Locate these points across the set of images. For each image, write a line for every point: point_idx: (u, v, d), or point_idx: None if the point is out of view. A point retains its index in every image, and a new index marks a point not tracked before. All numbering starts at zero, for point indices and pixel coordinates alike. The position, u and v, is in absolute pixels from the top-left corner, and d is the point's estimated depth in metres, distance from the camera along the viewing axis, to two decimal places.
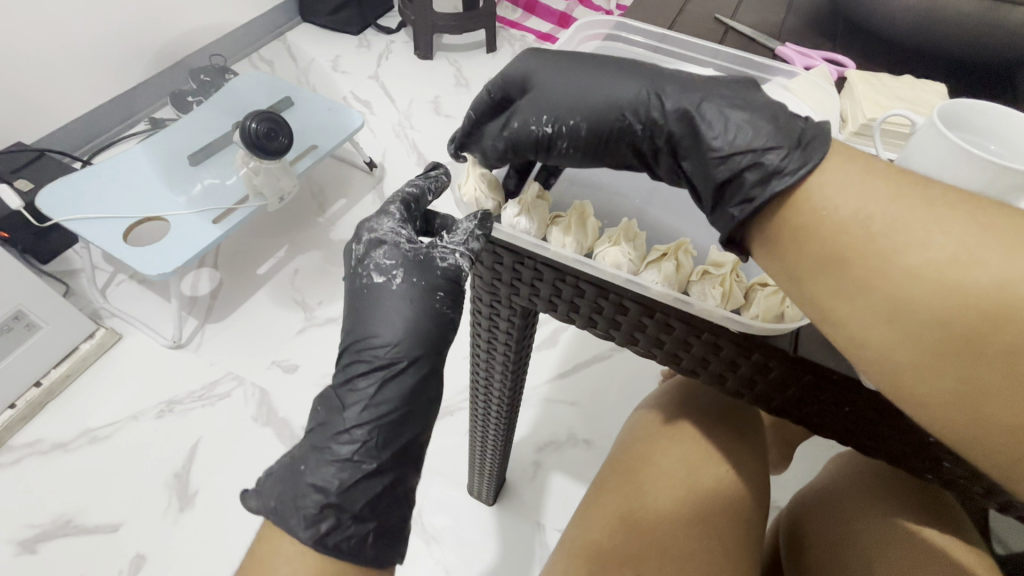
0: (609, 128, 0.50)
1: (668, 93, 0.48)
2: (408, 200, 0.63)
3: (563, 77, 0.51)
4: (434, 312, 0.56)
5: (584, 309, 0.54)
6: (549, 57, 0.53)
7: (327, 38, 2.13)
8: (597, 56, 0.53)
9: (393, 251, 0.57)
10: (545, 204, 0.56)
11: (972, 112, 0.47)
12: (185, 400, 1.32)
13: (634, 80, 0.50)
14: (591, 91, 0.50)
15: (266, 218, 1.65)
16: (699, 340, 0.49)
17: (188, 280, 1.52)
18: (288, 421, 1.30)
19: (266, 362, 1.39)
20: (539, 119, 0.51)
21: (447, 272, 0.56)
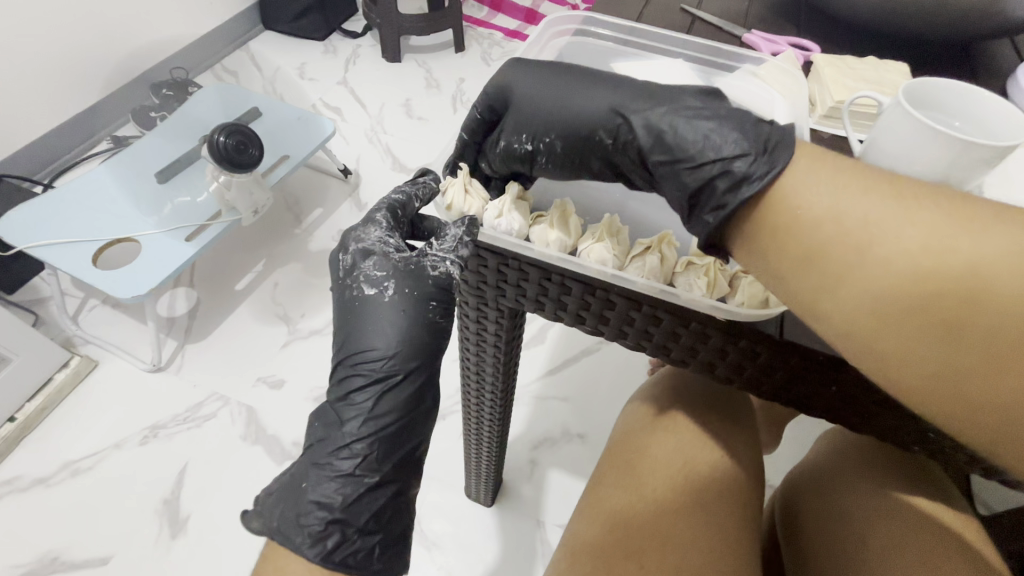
0: (586, 146, 0.51)
1: (633, 104, 0.49)
2: (394, 207, 0.61)
3: (537, 94, 0.51)
4: (426, 324, 0.55)
5: (573, 309, 0.54)
6: (533, 65, 0.53)
7: (292, 45, 2.10)
8: (568, 73, 0.52)
9: (383, 263, 0.56)
10: (525, 205, 0.56)
11: (937, 91, 0.48)
12: (170, 424, 1.29)
13: (601, 97, 0.50)
14: (564, 105, 0.51)
15: (242, 232, 1.62)
16: (686, 330, 0.50)
17: (164, 301, 1.48)
18: (279, 438, 1.28)
19: (251, 379, 1.36)
20: (518, 138, 0.52)
21: (439, 281, 0.55)
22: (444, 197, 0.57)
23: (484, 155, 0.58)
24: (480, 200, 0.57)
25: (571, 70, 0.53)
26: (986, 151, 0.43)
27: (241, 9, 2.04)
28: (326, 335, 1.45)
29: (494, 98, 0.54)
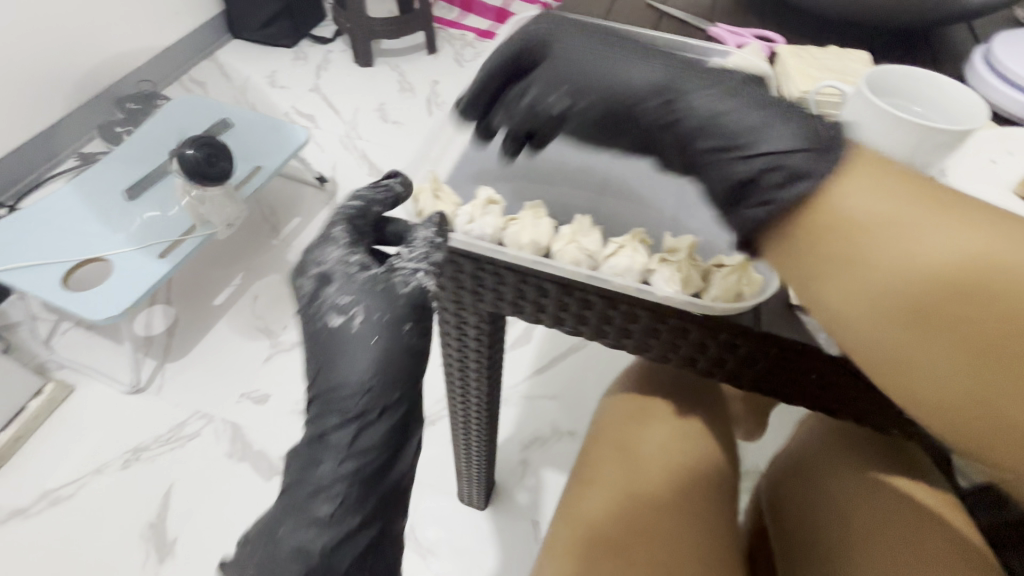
0: (619, 118, 0.48)
1: (683, 91, 0.44)
2: (353, 222, 0.59)
3: (578, 58, 0.48)
4: (401, 348, 0.52)
5: (551, 311, 0.54)
6: (590, 32, 0.49)
7: (262, 53, 2.06)
8: (624, 42, 0.48)
9: (343, 283, 0.54)
10: (497, 208, 0.56)
11: (897, 77, 0.49)
12: (153, 446, 1.26)
13: (647, 78, 0.45)
14: (605, 74, 0.47)
15: (218, 245, 1.59)
16: (665, 326, 0.50)
17: (140, 320, 1.44)
18: (266, 453, 1.26)
19: (235, 395, 1.34)
20: (552, 93, 0.49)
21: (410, 295, 0.53)
22: (419, 202, 0.58)
23: (504, 103, 0.54)
24: (454, 205, 0.57)
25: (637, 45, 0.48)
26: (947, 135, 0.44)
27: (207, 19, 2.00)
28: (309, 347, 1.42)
29: (528, 48, 0.51)
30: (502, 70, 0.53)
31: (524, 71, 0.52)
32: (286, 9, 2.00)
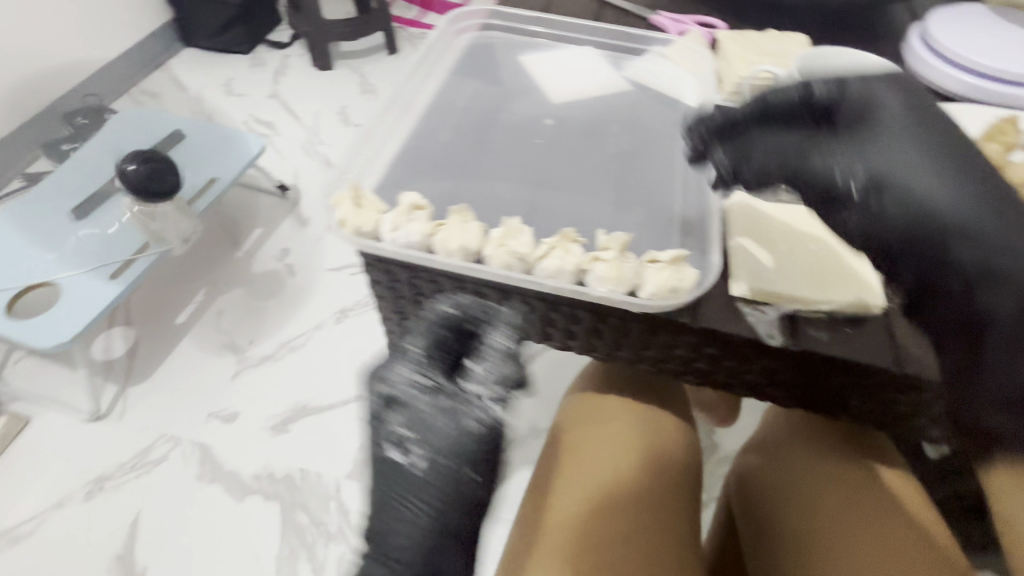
0: (908, 231, 0.41)
1: (999, 220, 0.38)
2: (439, 335, 0.49)
3: (906, 137, 0.43)
4: (461, 486, 0.46)
5: (494, 312, 0.53)
6: (919, 109, 0.43)
7: (217, 61, 2.00)
8: (941, 139, 0.42)
9: (422, 418, 0.46)
10: (423, 215, 0.52)
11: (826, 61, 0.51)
12: (117, 474, 1.21)
13: (961, 192, 0.39)
14: (909, 168, 0.41)
15: (178, 261, 1.54)
16: (605, 324, 0.51)
17: (99, 344, 1.39)
18: (237, 474, 1.22)
19: (202, 415, 1.29)
20: (847, 170, 0.44)
21: (474, 433, 0.46)
22: (338, 210, 0.52)
23: (747, 139, 0.50)
24: (377, 212, 0.52)
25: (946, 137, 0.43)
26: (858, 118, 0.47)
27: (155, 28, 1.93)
28: (278, 361, 1.38)
29: (838, 98, 0.47)
30: (792, 108, 0.49)
31: (819, 114, 0.48)
32: (239, 15, 1.94)
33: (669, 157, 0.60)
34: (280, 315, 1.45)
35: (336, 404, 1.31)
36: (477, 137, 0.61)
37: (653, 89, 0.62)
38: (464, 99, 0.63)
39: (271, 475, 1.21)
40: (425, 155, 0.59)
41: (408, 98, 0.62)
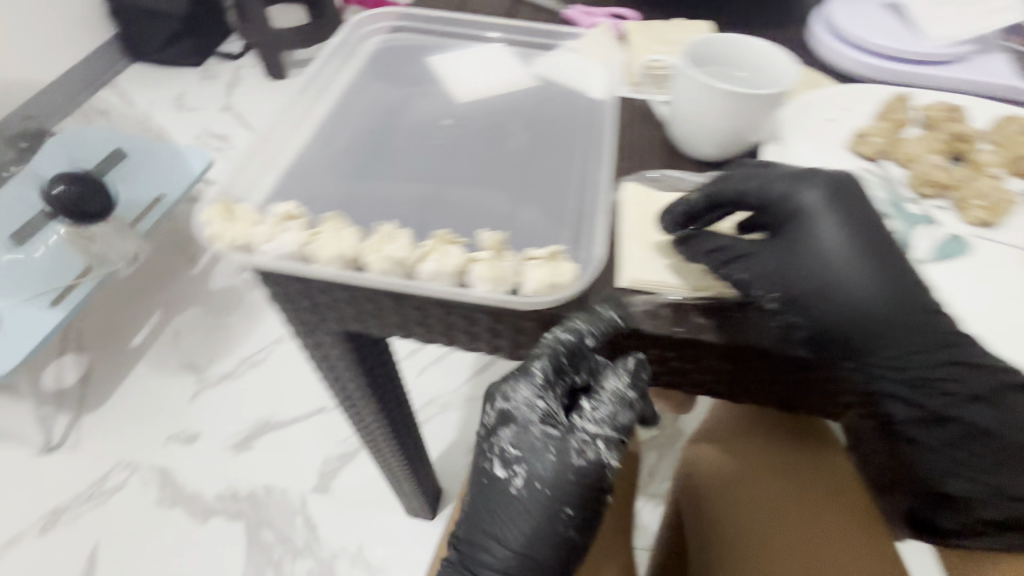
0: (827, 354, 0.39)
1: (906, 345, 0.39)
2: (561, 359, 0.40)
3: (840, 251, 0.39)
4: (561, 535, 0.41)
5: (396, 322, 0.45)
6: (848, 221, 0.39)
7: (166, 79, 1.88)
8: (884, 261, 0.39)
9: (531, 453, 0.40)
10: (239, 213, 0.39)
11: (718, 46, 0.47)
12: (72, 505, 1.16)
13: (880, 321, 0.38)
14: (841, 288, 0.38)
15: (127, 282, 1.46)
16: (503, 325, 0.43)
17: (49, 372, 1.30)
18: (200, 495, 1.16)
19: (161, 437, 1.23)
20: (768, 291, 0.39)
21: (581, 475, 0.40)
22: (205, 226, 0.39)
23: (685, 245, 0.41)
24: (251, 225, 0.39)
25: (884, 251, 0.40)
26: (762, 99, 0.44)
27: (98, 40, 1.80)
28: (238, 378, 1.32)
29: (774, 207, 0.40)
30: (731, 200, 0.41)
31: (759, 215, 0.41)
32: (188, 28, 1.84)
33: (581, 140, 0.53)
34: (240, 330, 1.39)
35: (301, 416, 1.25)
36: (369, 137, 0.53)
37: (560, 85, 0.59)
38: (361, 104, 0.56)
39: (235, 494, 1.16)
40: (307, 164, 0.50)
41: (294, 115, 0.53)
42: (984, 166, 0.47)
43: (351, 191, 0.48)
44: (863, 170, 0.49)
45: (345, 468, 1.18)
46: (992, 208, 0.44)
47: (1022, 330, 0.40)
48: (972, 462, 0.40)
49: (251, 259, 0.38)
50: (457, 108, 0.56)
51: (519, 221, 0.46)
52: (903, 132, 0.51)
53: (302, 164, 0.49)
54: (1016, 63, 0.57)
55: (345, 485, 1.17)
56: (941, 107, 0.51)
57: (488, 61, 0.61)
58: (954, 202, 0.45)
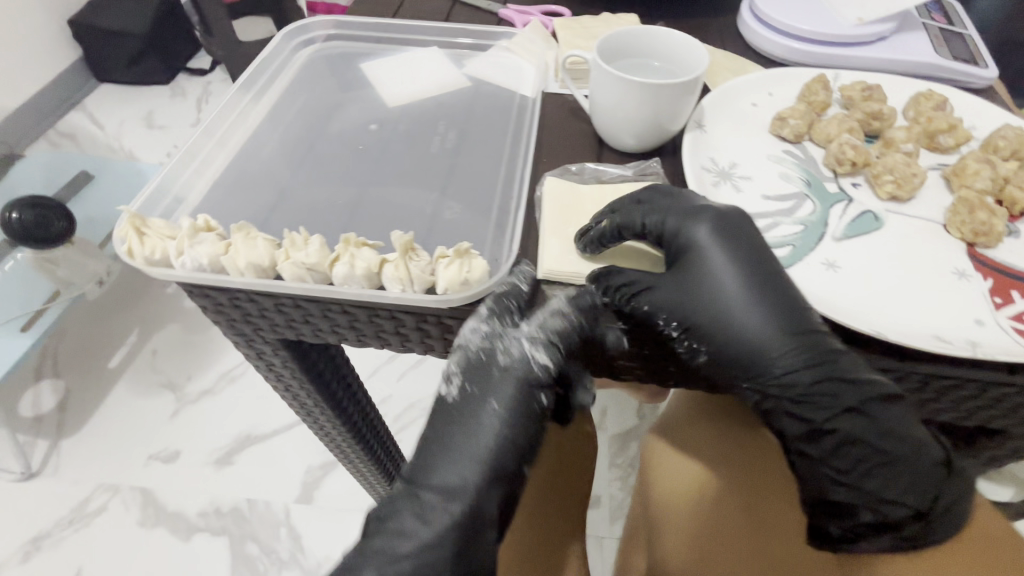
0: (723, 376, 0.40)
1: (795, 373, 0.38)
2: (507, 298, 0.40)
3: (730, 280, 0.40)
4: (511, 444, 0.37)
5: (327, 328, 0.45)
6: (737, 251, 0.40)
7: (129, 97, 1.52)
8: (771, 288, 0.39)
9: (473, 370, 0.39)
10: (152, 227, 0.40)
11: (629, 39, 0.49)
12: (53, 532, 0.91)
13: (772, 349, 0.38)
14: (731, 318, 0.39)
15: (88, 308, 1.16)
16: (429, 323, 0.43)
17: (25, 399, 1.04)
18: (182, 513, 0.92)
19: (141, 456, 0.98)
20: (665, 321, 0.39)
21: (524, 372, 0.38)
22: (119, 244, 0.40)
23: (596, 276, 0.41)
24: (166, 237, 0.40)
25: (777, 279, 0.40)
26: (674, 87, 0.44)
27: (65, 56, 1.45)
28: (220, 396, 1.05)
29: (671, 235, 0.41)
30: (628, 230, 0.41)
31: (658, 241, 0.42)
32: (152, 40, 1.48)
33: (504, 140, 0.56)
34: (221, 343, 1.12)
35: (280, 429, 1.01)
36: (303, 150, 0.55)
37: (489, 84, 0.61)
38: (290, 116, 0.59)
39: (219, 509, 0.93)
40: (239, 174, 0.52)
41: (224, 126, 0.55)
42: (897, 143, 0.48)
43: (281, 200, 0.51)
44: (784, 152, 0.50)
45: (330, 477, 0.96)
46: (901, 182, 0.45)
47: (941, 299, 0.39)
48: (857, 468, 0.39)
49: (166, 271, 0.39)
50: (386, 113, 0.59)
51: (442, 220, 0.49)
52: (824, 113, 0.53)
53: (230, 177, 0.51)
54: (934, 41, 0.59)
55: (331, 496, 0.94)
56: (857, 85, 0.52)
57: (418, 66, 0.62)
58: (869, 177, 0.47)
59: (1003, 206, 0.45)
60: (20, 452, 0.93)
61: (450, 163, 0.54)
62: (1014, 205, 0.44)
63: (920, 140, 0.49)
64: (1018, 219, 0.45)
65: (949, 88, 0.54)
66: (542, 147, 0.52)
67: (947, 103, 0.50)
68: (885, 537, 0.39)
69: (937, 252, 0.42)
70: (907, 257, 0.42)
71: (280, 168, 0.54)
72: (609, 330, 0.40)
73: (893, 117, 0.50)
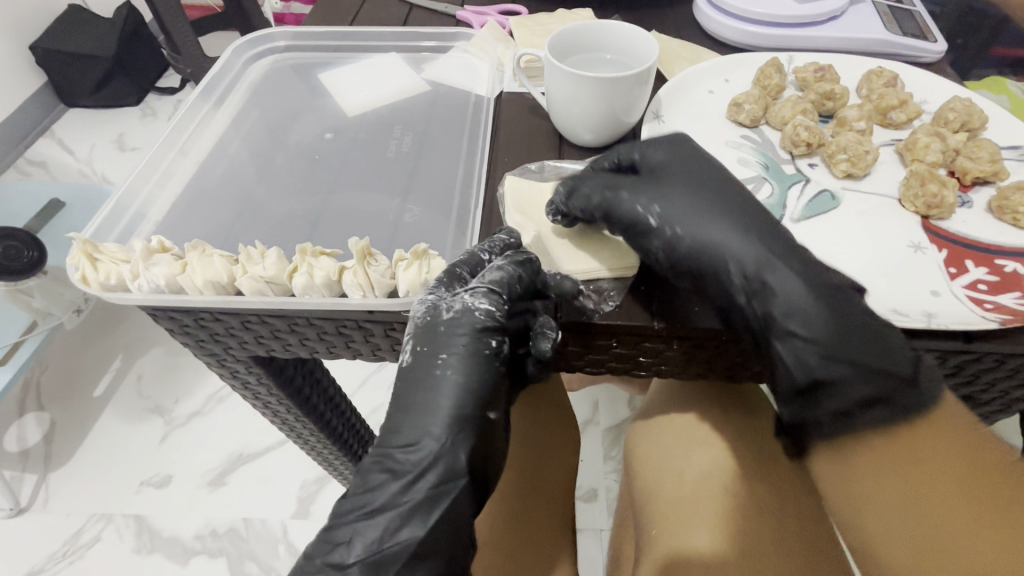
0: (701, 268, 0.40)
1: (768, 257, 0.39)
2: (459, 267, 0.40)
3: (696, 181, 0.42)
4: (468, 389, 0.37)
5: (296, 342, 0.44)
6: (704, 161, 0.44)
7: (101, 122, 1.49)
8: (733, 189, 0.42)
9: (422, 332, 0.38)
10: (103, 253, 0.40)
11: (580, 34, 0.49)
12: (46, 567, 0.88)
13: (742, 236, 0.40)
14: (703, 211, 0.41)
15: (67, 336, 1.13)
16: (396, 329, 0.42)
17: (10, 433, 1.01)
18: (178, 537, 0.90)
19: (132, 483, 0.95)
20: (645, 205, 0.41)
21: (465, 326, 0.37)
22: (72, 271, 0.39)
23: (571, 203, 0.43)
24: (120, 261, 0.40)
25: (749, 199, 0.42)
26: (628, 79, 0.44)
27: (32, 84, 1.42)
28: (209, 417, 1.03)
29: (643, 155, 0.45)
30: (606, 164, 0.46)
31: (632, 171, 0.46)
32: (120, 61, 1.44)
33: (462, 137, 0.56)
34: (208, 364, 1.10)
35: (271, 446, 0.99)
36: (264, 162, 0.55)
37: (448, 86, 0.61)
38: (249, 127, 0.58)
39: (217, 530, 0.91)
40: (200, 189, 0.52)
41: (184, 139, 0.55)
42: (849, 121, 0.49)
43: (243, 213, 0.50)
44: (742, 137, 0.51)
45: (325, 490, 0.95)
46: (855, 159, 0.45)
47: (897, 270, 0.40)
48: (838, 339, 0.37)
49: (124, 296, 0.39)
50: (344, 121, 0.59)
51: (403, 224, 0.49)
52: (780, 96, 0.53)
53: (188, 195, 0.51)
54: (885, 18, 0.59)
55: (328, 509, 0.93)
56: (810, 67, 0.53)
57: (376, 74, 0.62)
58: (824, 157, 0.48)
59: (954, 176, 0.46)
60: (8, 489, 0.90)
61: (414, 164, 0.54)
62: (965, 175, 0.45)
63: (873, 117, 0.50)
64: (970, 188, 0.45)
65: (898, 64, 0.55)
66: (501, 147, 0.52)
67: (897, 79, 0.51)
68: (876, 411, 0.36)
69: (893, 226, 0.43)
70: (863, 233, 0.43)
71: (240, 177, 0.54)
72: (565, 280, 0.40)
73: (846, 95, 0.51)
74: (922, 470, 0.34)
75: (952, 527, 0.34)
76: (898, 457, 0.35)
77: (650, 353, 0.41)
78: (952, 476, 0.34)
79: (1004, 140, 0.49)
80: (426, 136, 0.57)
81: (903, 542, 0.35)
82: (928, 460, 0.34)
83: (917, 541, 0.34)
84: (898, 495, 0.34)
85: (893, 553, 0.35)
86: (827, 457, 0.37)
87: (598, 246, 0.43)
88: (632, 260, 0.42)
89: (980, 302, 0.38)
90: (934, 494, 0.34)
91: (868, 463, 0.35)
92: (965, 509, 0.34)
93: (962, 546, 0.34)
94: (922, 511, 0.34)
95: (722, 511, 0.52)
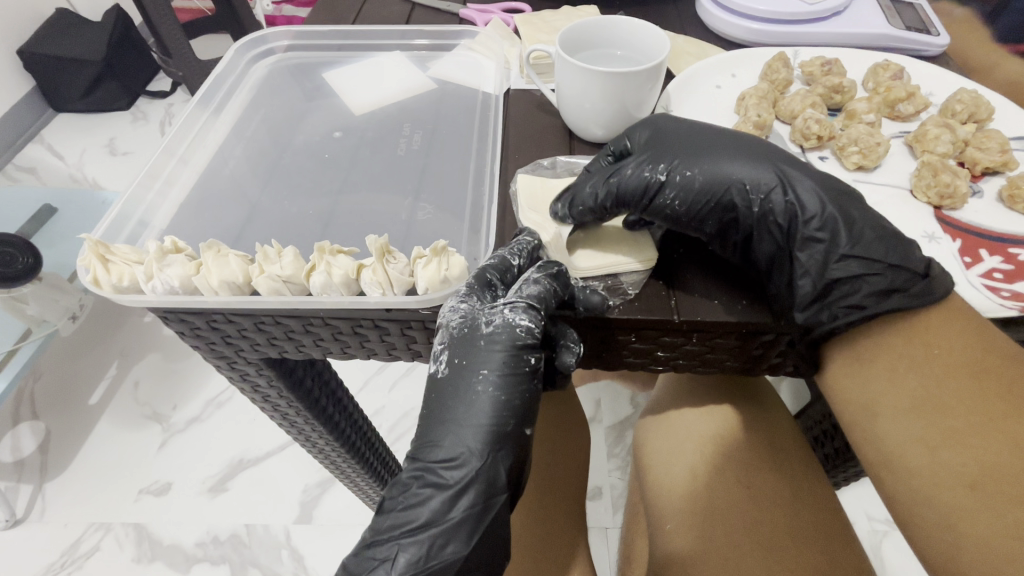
0: (717, 197, 0.41)
1: (768, 175, 0.41)
2: (488, 272, 0.40)
3: (685, 134, 0.44)
4: (510, 404, 0.38)
5: (311, 343, 0.44)
6: (691, 123, 0.45)
7: (92, 127, 1.47)
8: (726, 139, 0.43)
9: (460, 345, 0.38)
10: (111, 255, 0.39)
11: (590, 30, 0.49)
12: None
13: (743, 161, 0.42)
14: (699, 151, 0.42)
15: (61, 343, 1.11)
16: (413, 330, 0.42)
17: (4, 444, 0.99)
18: (179, 544, 0.89)
19: (131, 491, 0.94)
20: (653, 167, 0.42)
21: (501, 338, 0.38)
22: (84, 273, 0.39)
23: (586, 200, 0.41)
24: (132, 263, 0.39)
25: (761, 152, 0.43)
26: (642, 74, 0.44)
27: (22, 89, 1.40)
28: (207, 422, 1.02)
29: (629, 135, 0.45)
30: (599, 160, 0.46)
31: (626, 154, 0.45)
32: (110, 66, 1.42)
33: (471, 137, 0.56)
34: (205, 370, 1.08)
35: (272, 451, 0.99)
36: (271, 163, 0.55)
37: (454, 84, 0.61)
38: (253, 129, 0.58)
39: (218, 537, 0.90)
40: (207, 193, 0.51)
41: (186, 145, 0.54)
42: (859, 114, 0.49)
43: (253, 214, 0.50)
44: None
45: (327, 493, 0.94)
46: (866, 151, 0.46)
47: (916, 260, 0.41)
48: (851, 236, 0.39)
49: (137, 297, 0.38)
50: (352, 121, 0.58)
51: (417, 223, 0.49)
52: (787, 91, 0.54)
53: (197, 199, 0.50)
54: (888, 13, 0.60)
55: (333, 513, 0.92)
56: (817, 61, 0.53)
57: (379, 72, 0.62)
58: (834, 150, 0.48)
59: (964, 167, 0.47)
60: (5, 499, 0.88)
61: (421, 163, 0.54)
62: (975, 165, 0.46)
63: (881, 109, 0.51)
64: (979, 179, 0.46)
65: (905, 59, 0.56)
66: (513, 145, 0.52)
67: (904, 72, 0.52)
68: (892, 300, 0.38)
69: (906, 217, 0.44)
70: None
71: (248, 180, 0.53)
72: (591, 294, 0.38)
73: (853, 88, 0.52)
74: (934, 361, 0.37)
75: (965, 410, 0.36)
76: (916, 349, 0.38)
77: (669, 347, 0.41)
78: (967, 364, 0.37)
79: (1009, 131, 0.49)
80: (434, 135, 0.57)
81: (918, 435, 0.37)
82: (945, 350, 0.37)
83: (933, 432, 0.37)
84: (912, 387, 0.38)
85: (907, 448, 0.38)
86: (846, 363, 0.40)
87: (616, 243, 0.43)
88: (651, 252, 0.41)
89: (996, 290, 0.39)
90: (949, 380, 0.37)
91: (885, 359, 0.39)
92: (978, 396, 0.36)
93: (977, 432, 0.36)
94: (936, 400, 0.37)
95: (745, 506, 0.52)
